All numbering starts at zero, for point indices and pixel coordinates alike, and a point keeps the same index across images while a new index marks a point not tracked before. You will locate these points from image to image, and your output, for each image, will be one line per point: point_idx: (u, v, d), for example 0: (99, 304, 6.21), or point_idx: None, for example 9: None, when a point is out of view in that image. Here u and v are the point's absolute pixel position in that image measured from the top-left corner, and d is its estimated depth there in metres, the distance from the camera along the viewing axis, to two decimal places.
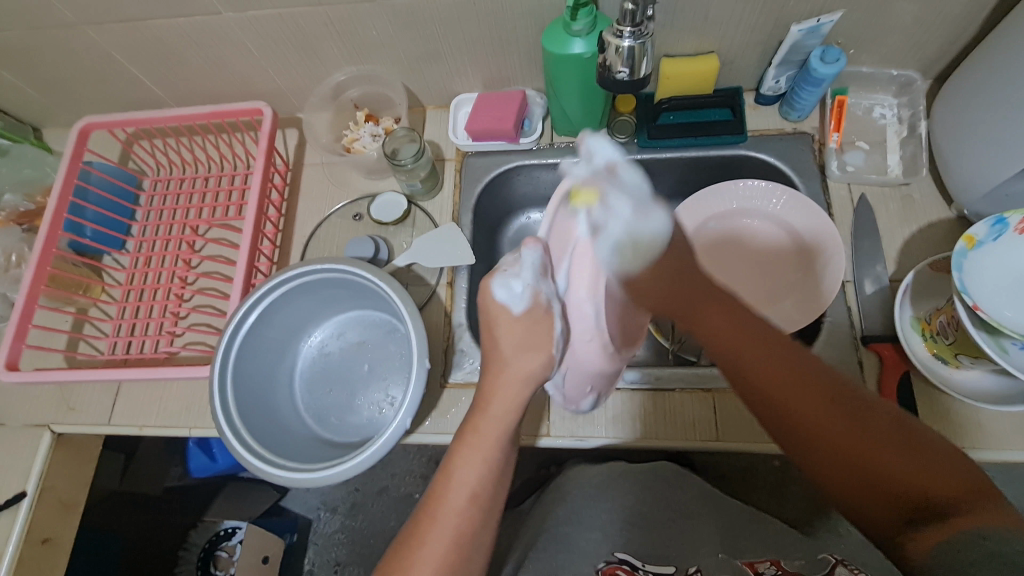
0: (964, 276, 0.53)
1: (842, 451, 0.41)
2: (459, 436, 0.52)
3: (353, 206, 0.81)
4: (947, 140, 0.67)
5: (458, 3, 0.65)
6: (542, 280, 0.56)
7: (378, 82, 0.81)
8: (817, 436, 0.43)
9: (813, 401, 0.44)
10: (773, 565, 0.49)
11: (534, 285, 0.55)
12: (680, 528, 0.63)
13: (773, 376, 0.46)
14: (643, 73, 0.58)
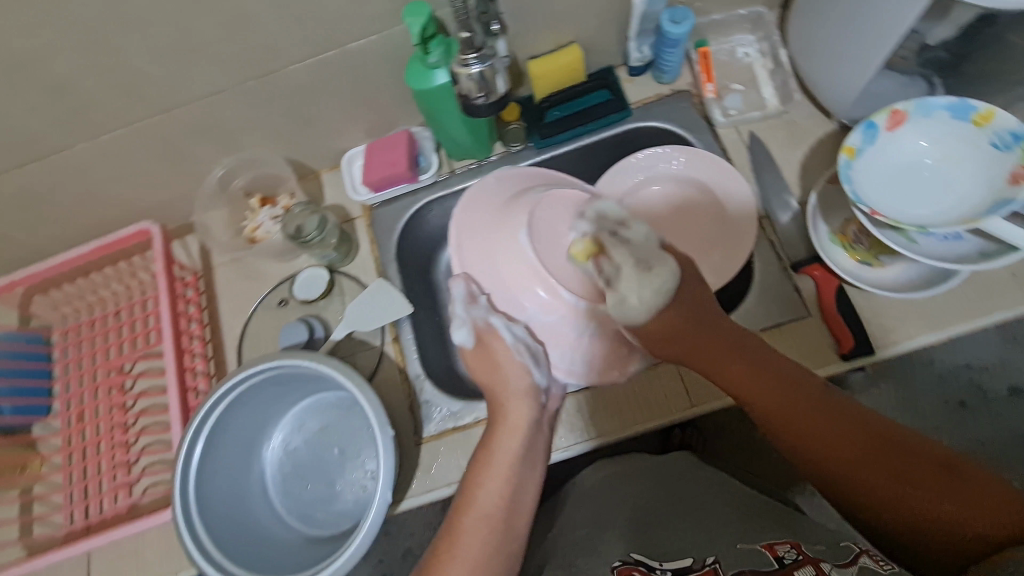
0: (856, 186, 0.55)
1: (874, 492, 0.47)
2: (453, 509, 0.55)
3: (275, 293, 0.78)
4: (808, 61, 0.70)
5: (311, 68, 0.64)
6: (473, 310, 0.66)
7: (263, 164, 0.79)
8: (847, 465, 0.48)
9: (859, 450, 0.48)
10: (794, 547, 0.51)
11: (467, 322, 0.65)
12: (687, 515, 0.59)
13: (808, 430, 0.50)
14: (501, 91, 0.61)
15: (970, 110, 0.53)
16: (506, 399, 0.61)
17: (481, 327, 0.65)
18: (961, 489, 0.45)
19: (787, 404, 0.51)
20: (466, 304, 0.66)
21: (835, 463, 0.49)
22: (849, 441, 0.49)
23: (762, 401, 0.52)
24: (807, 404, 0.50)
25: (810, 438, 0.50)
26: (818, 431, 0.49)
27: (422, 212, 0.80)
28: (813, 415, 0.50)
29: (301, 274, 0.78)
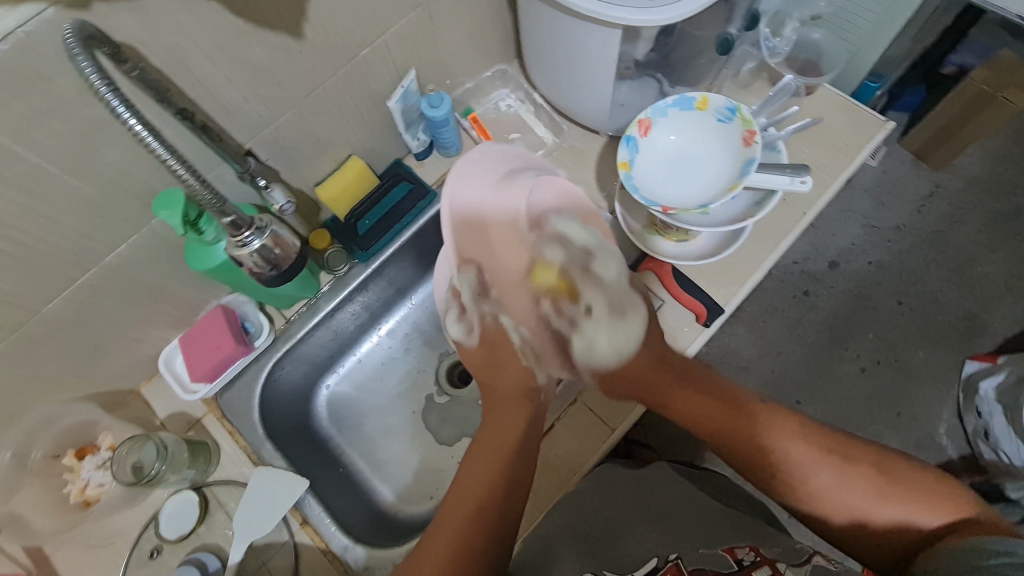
0: (643, 193, 0.62)
1: (815, 481, 0.54)
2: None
3: (142, 546, 0.65)
4: (559, 96, 0.78)
5: (72, 297, 0.56)
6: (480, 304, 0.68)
7: (61, 415, 0.66)
8: (814, 494, 0.55)
9: (790, 436, 0.56)
10: (754, 552, 0.53)
11: (475, 314, 0.68)
12: (656, 520, 0.60)
13: (773, 460, 0.56)
14: (291, 249, 0.62)
15: (691, 101, 0.63)
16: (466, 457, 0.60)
17: (488, 326, 0.69)
18: (917, 503, 0.52)
19: (716, 405, 0.59)
20: (472, 291, 0.67)
21: (781, 455, 0.56)
22: (788, 439, 0.56)
23: (713, 421, 0.59)
24: (767, 436, 0.57)
25: (733, 429, 0.58)
26: (750, 427, 0.58)
27: (275, 376, 0.73)
28: (735, 408, 0.59)
29: (163, 510, 0.66)
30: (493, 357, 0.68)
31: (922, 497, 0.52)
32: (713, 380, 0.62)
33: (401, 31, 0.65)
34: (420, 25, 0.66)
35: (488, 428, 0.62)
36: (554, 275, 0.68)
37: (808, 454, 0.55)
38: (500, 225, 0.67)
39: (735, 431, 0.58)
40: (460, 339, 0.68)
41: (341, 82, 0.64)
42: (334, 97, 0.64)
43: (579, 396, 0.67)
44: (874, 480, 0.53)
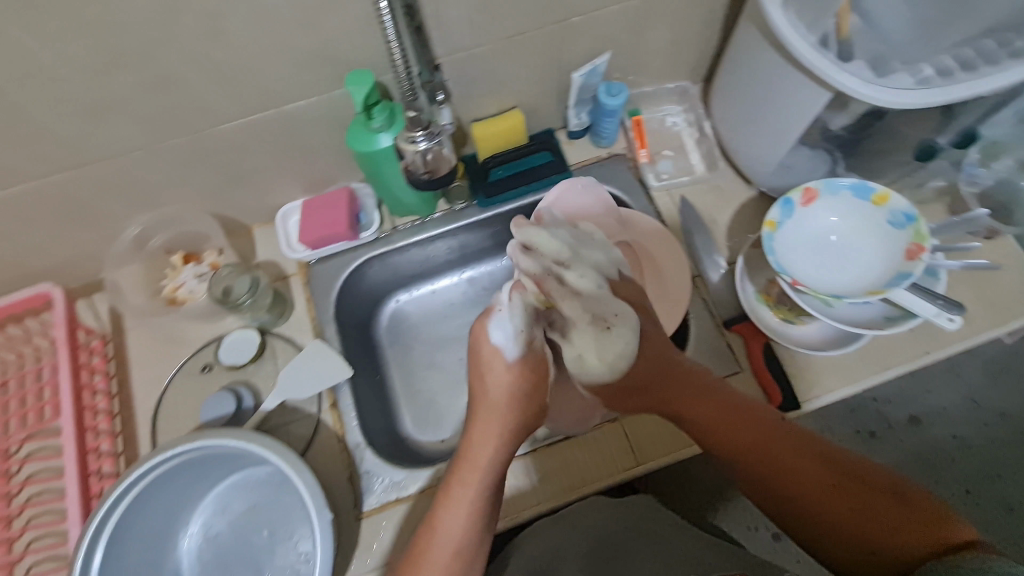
0: (780, 259, 0.60)
1: (837, 517, 0.49)
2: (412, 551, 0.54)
3: (198, 358, 0.72)
4: (730, 134, 0.76)
5: (246, 125, 0.62)
6: (533, 328, 0.59)
7: (185, 220, 0.73)
8: (826, 521, 0.49)
9: (808, 464, 0.51)
10: None
11: (525, 331, 0.59)
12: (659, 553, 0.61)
13: (793, 481, 0.51)
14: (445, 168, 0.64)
15: (870, 191, 0.60)
16: (466, 464, 0.56)
17: (528, 345, 0.59)
18: (930, 530, 0.46)
19: (736, 413, 0.55)
20: (527, 315, 0.59)
21: (798, 478, 0.51)
22: (810, 464, 0.51)
23: (727, 435, 0.54)
24: (782, 450, 0.52)
25: (747, 439, 0.53)
26: (759, 442, 0.53)
27: (363, 270, 0.78)
28: (754, 421, 0.54)
29: (227, 337, 0.72)
30: (530, 377, 0.59)
31: (924, 520, 0.46)
32: (727, 389, 0.57)
33: (616, 12, 0.66)
34: (635, 13, 0.67)
35: (483, 432, 0.57)
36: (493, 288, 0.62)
37: (829, 484, 0.50)
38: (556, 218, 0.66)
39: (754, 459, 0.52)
40: (501, 348, 0.58)
41: (543, 37, 0.66)
42: (530, 47, 0.67)
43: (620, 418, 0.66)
44: (890, 511, 0.48)
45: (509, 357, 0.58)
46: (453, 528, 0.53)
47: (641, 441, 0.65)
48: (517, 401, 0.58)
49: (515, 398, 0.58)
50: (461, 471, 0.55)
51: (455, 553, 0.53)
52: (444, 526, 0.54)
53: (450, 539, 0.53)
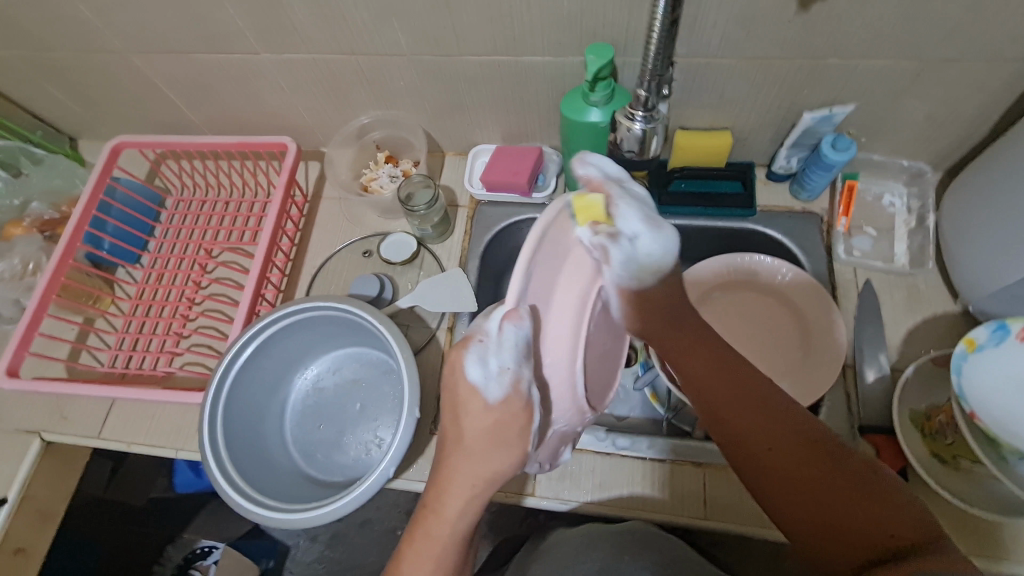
0: (963, 383, 0.52)
1: (813, 501, 0.43)
2: (408, 533, 0.49)
3: (364, 243, 0.83)
4: (957, 236, 0.67)
5: (485, 62, 0.68)
6: (524, 362, 0.43)
7: (400, 126, 0.83)
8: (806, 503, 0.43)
9: (796, 444, 0.44)
10: None
11: (512, 368, 0.44)
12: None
13: (766, 458, 0.44)
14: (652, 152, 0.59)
15: None
16: (458, 479, 0.48)
17: (521, 388, 0.44)
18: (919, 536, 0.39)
19: (719, 376, 0.49)
20: (519, 351, 0.42)
21: (753, 438, 0.45)
22: (785, 442, 0.45)
23: (710, 395, 0.48)
24: (760, 415, 0.46)
25: (724, 400, 0.47)
26: (744, 403, 0.47)
27: (520, 226, 0.83)
28: (734, 375, 0.48)
29: (391, 235, 0.81)
30: (514, 432, 0.46)
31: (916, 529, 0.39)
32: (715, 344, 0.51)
33: (880, 66, 0.61)
34: (901, 74, 0.62)
35: (451, 478, 0.48)
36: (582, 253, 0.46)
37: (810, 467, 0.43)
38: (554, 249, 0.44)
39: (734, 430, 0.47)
40: (478, 388, 0.45)
41: (790, 69, 0.63)
42: (772, 75, 0.64)
43: (705, 465, 0.65)
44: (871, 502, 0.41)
45: (489, 399, 0.45)
46: (450, 529, 0.48)
47: (715, 496, 0.63)
48: (498, 442, 0.46)
49: (494, 455, 0.46)
50: (429, 503, 0.49)
51: (446, 546, 0.48)
52: (440, 524, 0.48)
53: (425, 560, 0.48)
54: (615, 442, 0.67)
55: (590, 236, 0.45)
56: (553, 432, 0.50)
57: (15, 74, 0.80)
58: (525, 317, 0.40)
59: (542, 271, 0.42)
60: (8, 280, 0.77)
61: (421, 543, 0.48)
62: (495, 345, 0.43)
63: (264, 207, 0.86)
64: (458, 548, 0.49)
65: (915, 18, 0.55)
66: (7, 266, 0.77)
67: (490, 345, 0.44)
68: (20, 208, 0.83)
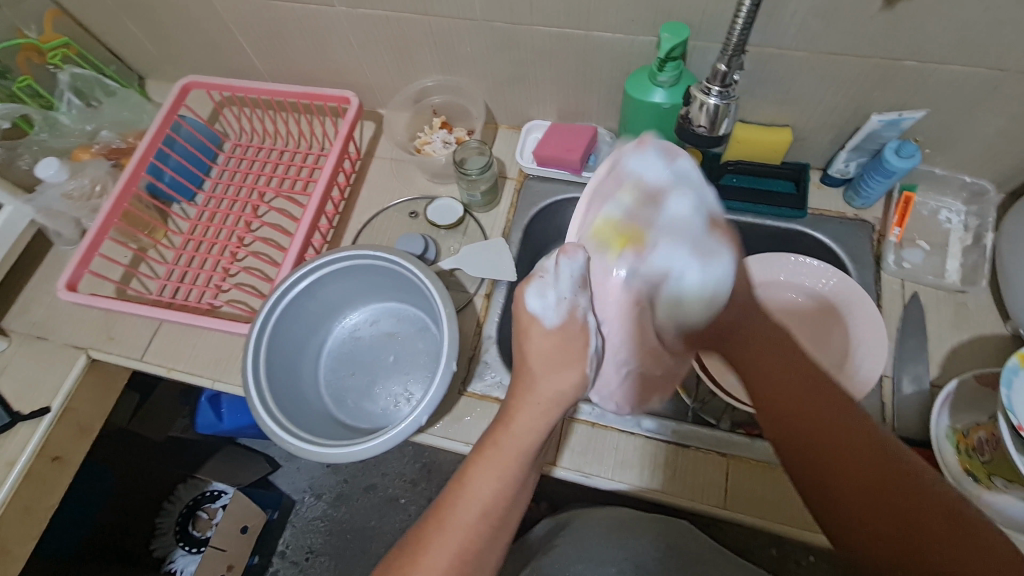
0: (1013, 395, 0.51)
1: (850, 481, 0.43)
2: (475, 451, 0.51)
3: (411, 204, 0.84)
4: (1015, 256, 0.65)
5: (555, 35, 0.69)
6: (578, 294, 0.55)
7: (460, 94, 0.84)
8: (847, 489, 0.43)
9: (854, 434, 0.45)
10: None
11: (569, 298, 0.54)
12: None
13: (813, 443, 0.46)
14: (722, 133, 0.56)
15: None
16: (533, 396, 0.52)
17: (576, 314, 0.54)
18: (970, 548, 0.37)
19: (789, 375, 0.51)
20: (573, 283, 0.54)
21: (831, 452, 0.45)
22: (836, 427, 0.46)
23: (772, 388, 0.51)
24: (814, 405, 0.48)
25: (792, 398, 0.49)
26: (807, 403, 0.48)
27: (565, 205, 0.83)
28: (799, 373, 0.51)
29: (439, 199, 0.83)
30: (574, 352, 0.53)
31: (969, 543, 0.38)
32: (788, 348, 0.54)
33: (959, 73, 0.60)
34: (980, 84, 0.60)
35: (519, 417, 0.51)
36: (615, 230, 0.56)
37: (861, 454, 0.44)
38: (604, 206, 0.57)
39: (809, 435, 0.47)
40: (535, 317, 0.54)
41: (864, 68, 0.63)
42: (845, 73, 0.64)
43: (730, 456, 0.65)
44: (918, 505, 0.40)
45: (547, 326, 0.54)
46: (517, 451, 0.50)
47: (736, 487, 0.63)
48: (561, 362, 0.53)
49: (556, 373, 0.52)
50: (494, 435, 0.51)
51: (512, 463, 0.50)
52: (512, 440, 0.50)
53: (474, 500, 0.48)
54: (642, 424, 0.67)
55: (638, 184, 0.56)
56: (610, 365, 0.59)
57: (100, 6, 0.83)
58: (576, 253, 0.54)
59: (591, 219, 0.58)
60: (75, 199, 0.80)
61: (491, 461, 0.49)
62: (553, 279, 0.54)
63: (318, 159, 0.88)
64: (515, 485, 0.49)
65: (1007, 26, 0.54)
66: (77, 185, 0.80)
67: (549, 281, 0.54)
68: (91, 135, 0.87)
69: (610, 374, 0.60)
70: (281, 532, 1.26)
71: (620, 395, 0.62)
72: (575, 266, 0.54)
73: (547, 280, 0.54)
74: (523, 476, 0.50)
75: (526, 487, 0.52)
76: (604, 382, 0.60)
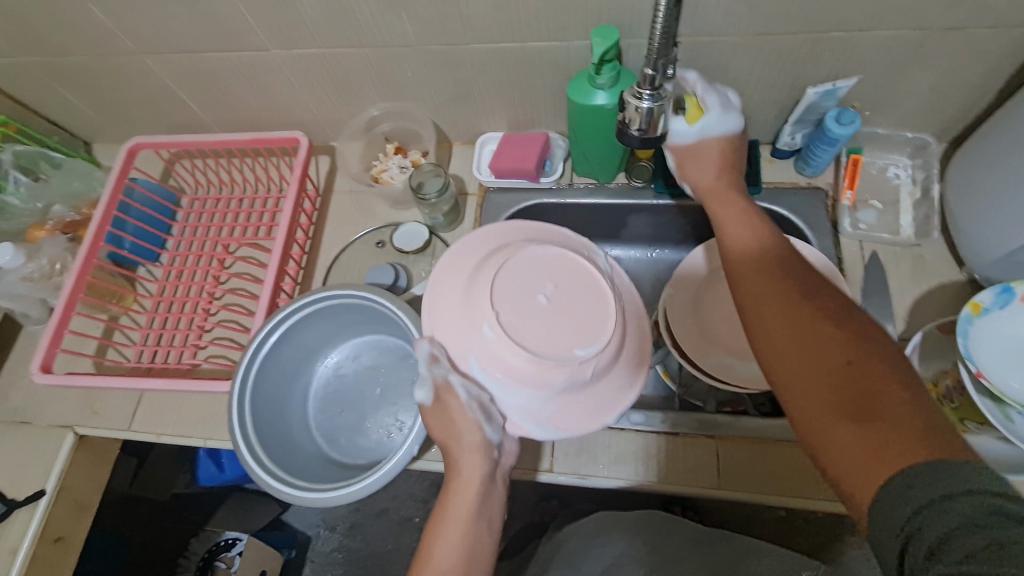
0: (970, 343, 0.53)
1: (829, 370, 0.42)
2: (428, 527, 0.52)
3: (376, 234, 0.85)
4: (961, 204, 0.68)
5: (490, 50, 0.69)
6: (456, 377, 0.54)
7: (408, 118, 0.85)
8: (803, 363, 0.43)
9: (873, 378, 0.40)
10: None
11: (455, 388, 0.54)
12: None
13: (782, 338, 0.46)
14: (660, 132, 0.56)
15: None
16: (462, 447, 0.53)
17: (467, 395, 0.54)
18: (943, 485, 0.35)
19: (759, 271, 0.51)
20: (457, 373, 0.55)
21: (781, 322, 0.46)
22: (817, 336, 0.44)
23: (772, 350, 0.46)
24: (812, 364, 0.43)
25: (756, 287, 0.50)
26: (803, 355, 0.44)
27: (529, 212, 0.84)
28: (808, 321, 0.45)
29: (403, 225, 0.83)
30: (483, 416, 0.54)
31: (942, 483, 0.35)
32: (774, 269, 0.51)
33: (882, 37, 0.62)
34: (904, 44, 0.62)
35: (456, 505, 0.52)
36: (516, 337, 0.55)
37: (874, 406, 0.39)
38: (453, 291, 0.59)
39: (762, 317, 0.48)
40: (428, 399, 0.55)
41: (794, 43, 0.64)
42: (774, 51, 0.65)
43: (718, 437, 0.66)
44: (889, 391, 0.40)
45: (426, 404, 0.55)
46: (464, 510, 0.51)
47: (728, 467, 0.65)
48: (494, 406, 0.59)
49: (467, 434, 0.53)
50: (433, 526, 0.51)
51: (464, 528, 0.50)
52: (458, 498, 0.52)
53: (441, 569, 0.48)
54: (630, 418, 0.68)
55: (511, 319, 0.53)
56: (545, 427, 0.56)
57: (33, 79, 0.82)
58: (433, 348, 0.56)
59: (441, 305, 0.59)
60: (36, 280, 0.79)
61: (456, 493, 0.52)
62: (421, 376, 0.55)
63: (278, 201, 0.88)
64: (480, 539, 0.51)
65: None
66: (35, 266, 0.79)
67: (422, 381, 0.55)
68: (43, 211, 0.86)
69: (516, 365, 0.52)
70: (300, 569, 1.27)
71: (565, 419, 0.55)
72: (419, 355, 0.55)
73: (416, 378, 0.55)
74: (478, 509, 0.52)
75: (493, 505, 0.53)
76: (530, 410, 0.55)
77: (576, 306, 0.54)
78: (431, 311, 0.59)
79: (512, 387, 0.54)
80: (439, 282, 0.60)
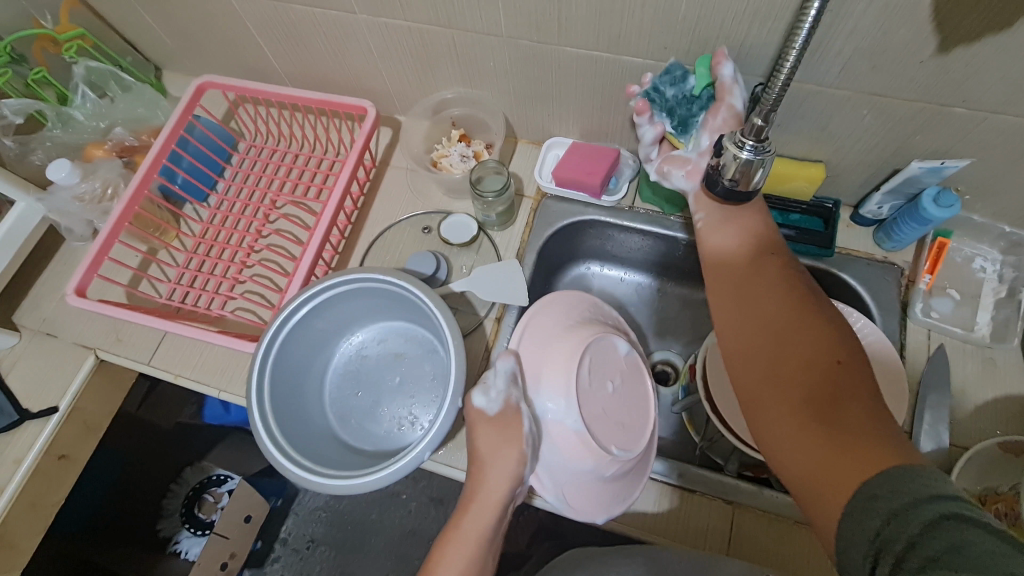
0: None
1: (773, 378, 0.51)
2: (442, 535, 0.57)
3: (424, 219, 0.83)
4: None
5: (583, 56, 0.65)
6: (513, 386, 0.61)
7: (480, 106, 0.82)
8: (756, 345, 0.54)
9: (801, 380, 0.50)
10: None
11: (506, 390, 0.60)
12: None
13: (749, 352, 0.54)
14: (756, 183, 0.53)
15: None
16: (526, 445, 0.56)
17: (514, 402, 0.60)
18: (904, 492, 0.39)
19: (742, 318, 0.57)
20: (507, 378, 0.61)
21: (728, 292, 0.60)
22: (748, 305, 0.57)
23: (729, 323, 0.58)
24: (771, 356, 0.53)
25: (739, 326, 0.57)
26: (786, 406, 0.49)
27: (582, 227, 0.81)
28: (794, 348, 0.52)
29: (453, 215, 0.81)
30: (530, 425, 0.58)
31: (892, 490, 0.40)
32: (761, 286, 0.58)
33: (1010, 124, 0.57)
34: None
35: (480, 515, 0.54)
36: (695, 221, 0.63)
37: (812, 403, 0.48)
38: (543, 345, 0.65)
39: (743, 339, 0.56)
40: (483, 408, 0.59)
41: (911, 111, 0.59)
42: (887, 114, 0.60)
43: (735, 504, 0.63)
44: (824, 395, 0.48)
45: (491, 414, 0.59)
46: None
47: (740, 538, 0.62)
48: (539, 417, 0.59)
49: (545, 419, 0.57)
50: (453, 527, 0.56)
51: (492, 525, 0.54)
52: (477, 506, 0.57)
53: None
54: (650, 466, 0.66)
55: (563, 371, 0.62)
56: (563, 484, 0.61)
57: None
58: (508, 357, 0.62)
59: (529, 342, 0.66)
60: (86, 202, 0.80)
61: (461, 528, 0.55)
62: (490, 378, 0.61)
63: (332, 165, 0.87)
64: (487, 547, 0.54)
65: None
66: (89, 187, 0.79)
67: (488, 382, 0.61)
68: (104, 132, 0.86)
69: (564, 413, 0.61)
70: (283, 519, 1.28)
71: (576, 499, 0.61)
72: (502, 368, 0.61)
73: (484, 382, 0.61)
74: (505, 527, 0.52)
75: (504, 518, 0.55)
76: (556, 474, 0.61)
77: (633, 397, 0.66)
78: (522, 331, 0.67)
79: (562, 438, 0.61)
80: (545, 312, 0.68)
